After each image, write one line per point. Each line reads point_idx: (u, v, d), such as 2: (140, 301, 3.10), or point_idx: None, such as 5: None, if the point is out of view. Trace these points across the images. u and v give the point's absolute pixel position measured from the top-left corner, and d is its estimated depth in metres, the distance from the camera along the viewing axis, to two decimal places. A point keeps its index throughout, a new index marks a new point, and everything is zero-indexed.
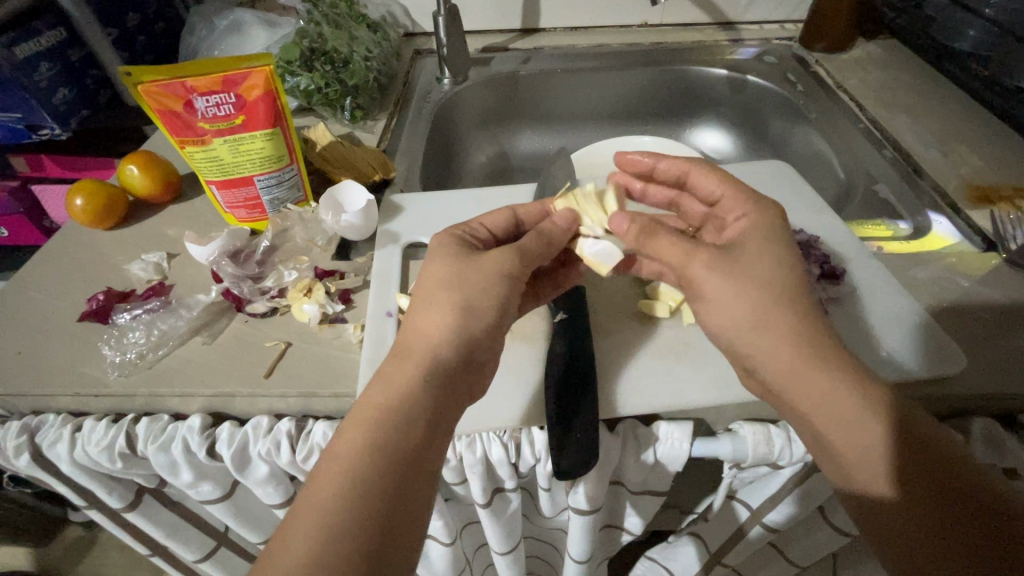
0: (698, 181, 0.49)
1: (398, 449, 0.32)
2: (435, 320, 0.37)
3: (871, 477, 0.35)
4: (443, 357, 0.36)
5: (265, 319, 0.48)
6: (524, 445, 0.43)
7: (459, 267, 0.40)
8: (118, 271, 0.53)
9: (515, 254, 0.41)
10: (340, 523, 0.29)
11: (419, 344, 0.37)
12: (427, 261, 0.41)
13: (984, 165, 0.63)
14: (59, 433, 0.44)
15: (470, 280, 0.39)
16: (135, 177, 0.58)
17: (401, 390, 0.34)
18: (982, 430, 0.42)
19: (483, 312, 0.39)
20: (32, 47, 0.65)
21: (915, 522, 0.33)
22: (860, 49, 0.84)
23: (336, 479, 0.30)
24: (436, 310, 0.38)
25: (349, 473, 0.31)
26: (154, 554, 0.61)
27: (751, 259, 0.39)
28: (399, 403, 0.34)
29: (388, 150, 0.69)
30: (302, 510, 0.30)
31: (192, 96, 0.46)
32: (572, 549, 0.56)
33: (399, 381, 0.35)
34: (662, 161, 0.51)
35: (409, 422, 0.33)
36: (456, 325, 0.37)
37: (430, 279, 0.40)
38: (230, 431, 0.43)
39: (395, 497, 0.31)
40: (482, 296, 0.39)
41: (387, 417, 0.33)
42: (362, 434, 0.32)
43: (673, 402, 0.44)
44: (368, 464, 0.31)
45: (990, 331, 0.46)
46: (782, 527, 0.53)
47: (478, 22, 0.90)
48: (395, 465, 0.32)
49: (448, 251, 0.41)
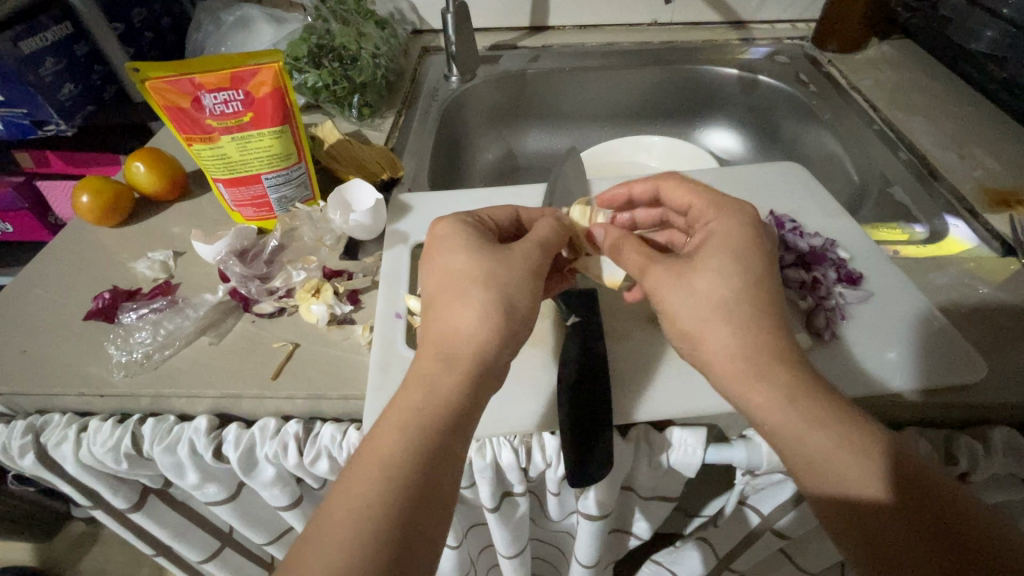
0: (670, 193, 0.48)
1: (428, 450, 0.31)
2: (455, 312, 0.37)
3: (864, 478, 0.33)
4: (463, 351, 0.35)
5: (273, 319, 0.48)
6: (535, 450, 0.43)
7: (476, 259, 0.39)
8: (125, 270, 0.53)
9: (534, 252, 0.41)
10: (369, 529, 0.28)
11: (442, 339, 0.36)
12: (440, 251, 0.40)
13: (1000, 167, 0.62)
14: (64, 434, 0.43)
15: (494, 274, 0.38)
16: (140, 174, 0.57)
17: (428, 386, 0.34)
18: (1002, 439, 0.41)
19: (511, 304, 0.37)
20: (38, 41, 0.64)
21: (899, 529, 0.32)
22: (874, 48, 0.83)
23: (366, 482, 0.30)
24: (469, 306, 0.37)
25: (380, 477, 0.30)
26: (158, 553, 0.60)
27: (719, 271, 0.39)
28: (427, 401, 0.33)
29: (396, 148, 0.68)
30: (330, 513, 0.29)
31: (200, 93, 0.45)
32: (579, 553, 0.55)
33: (425, 377, 0.34)
34: (634, 184, 0.51)
35: (438, 422, 0.33)
36: (480, 316, 0.36)
37: (445, 272, 0.39)
38: (237, 433, 0.43)
39: (423, 495, 0.30)
40: (509, 288, 0.38)
41: (418, 418, 0.32)
42: (393, 436, 0.32)
43: (687, 409, 0.43)
44: (398, 467, 0.30)
45: (1011, 338, 0.46)
46: (792, 534, 0.52)
47: (486, 19, 0.89)
48: (425, 464, 0.31)
49: (460, 242, 0.40)
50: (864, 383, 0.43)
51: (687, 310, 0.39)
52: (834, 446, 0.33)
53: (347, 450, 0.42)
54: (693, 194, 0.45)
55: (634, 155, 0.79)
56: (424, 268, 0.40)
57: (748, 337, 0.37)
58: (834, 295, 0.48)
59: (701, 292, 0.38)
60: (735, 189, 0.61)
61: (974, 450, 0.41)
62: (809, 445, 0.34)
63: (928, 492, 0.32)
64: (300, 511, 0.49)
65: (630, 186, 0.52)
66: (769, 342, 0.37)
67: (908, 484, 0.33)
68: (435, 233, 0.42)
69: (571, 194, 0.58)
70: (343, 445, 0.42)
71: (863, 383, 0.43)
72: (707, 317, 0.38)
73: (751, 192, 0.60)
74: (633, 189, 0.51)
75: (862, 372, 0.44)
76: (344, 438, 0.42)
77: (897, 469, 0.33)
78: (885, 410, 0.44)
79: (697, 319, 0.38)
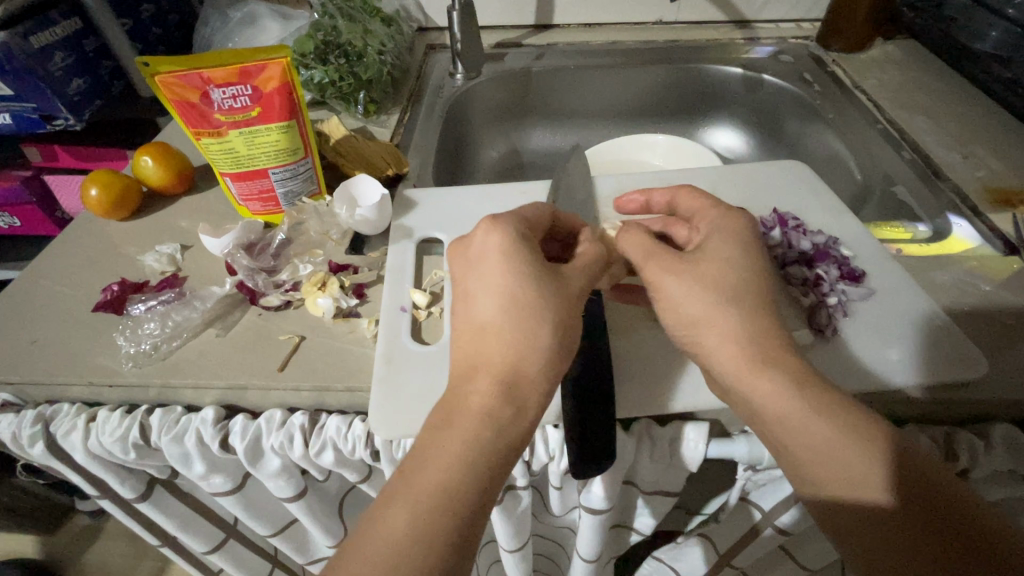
0: (683, 202, 0.50)
1: (486, 488, 0.31)
2: (519, 345, 0.35)
3: (868, 484, 0.33)
4: (522, 378, 0.35)
5: (280, 312, 0.48)
6: (539, 443, 0.43)
7: (540, 286, 0.37)
8: (134, 262, 0.53)
9: (581, 268, 0.41)
10: (429, 547, 0.29)
11: (511, 375, 0.35)
12: (503, 270, 0.37)
13: (1004, 167, 0.62)
14: (74, 423, 0.44)
15: (560, 307, 0.37)
16: (149, 168, 0.58)
17: (499, 427, 0.33)
18: (1003, 437, 0.42)
19: (570, 343, 0.37)
20: (47, 37, 0.64)
21: (901, 530, 0.32)
22: (879, 49, 0.83)
23: (431, 507, 0.30)
24: (526, 334, 0.36)
25: (444, 511, 0.30)
26: (164, 544, 0.61)
27: (720, 267, 0.40)
28: (494, 437, 0.33)
29: (401, 144, 0.69)
30: (392, 532, 0.29)
31: (209, 88, 0.46)
32: (580, 548, 0.56)
33: (490, 411, 0.33)
34: (653, 193, 0.53)
35: (496, 462, 0.32)
36: (547, 359, 0.36)
37: (505, 288, 0.37)
38: (243, 424, 0.43)
39: (478, 514, 0.31)
40: (566, 314, 0.37)
41: (480, 454, 0.32)
42: (460, 471, 0.31)
43: (687, 403, 0.43)
44: (461, 503, 0.30)
45: (1013, 336, 0.46)
46: (793, 532, 0.53)
47: (491, 17, 0.89)
48: (482, 487, 0.31)
49: (529, 265, 0.38)
50: (866, 379, 0.43)
51: (685, 303, 0.39)
52: (836, 439, 0.34)
53: (353, 441, 0.43)
54: (706, 199, 0.47)
55: (635, 154, 0.80)
56: (479, 283, 0.38)
57: (740, 332, 0.37)
58: (836, 291, 0.48)
59: (704, 284, 0.39)
60: (736, 188, 0.61)
61: (976, 447, 0.41)
62: (819, 433, 0.34)
63: (935, 497, 0.32)
64: (304, 503, 0.49)
65: (650, 196, 0.53)
66: (770, 340, 0.37)
67: (913, 488, 0.33)
68: (499, 243, 0.39)
69: (575, 191, 0.58)
70: (349, 437, 0.43)
71: (865, 379, 0.43)
72: (706, 312, 0.38)
73: (753, 190, 0.60)
74: (652, 197, 0.53)
75: (864, 370, 0.44)
76: (351, 430, 0.43)
77: (907, 474, 0.33)
78: (889, 407, 0.44)
79: (692, 312, 0.39)
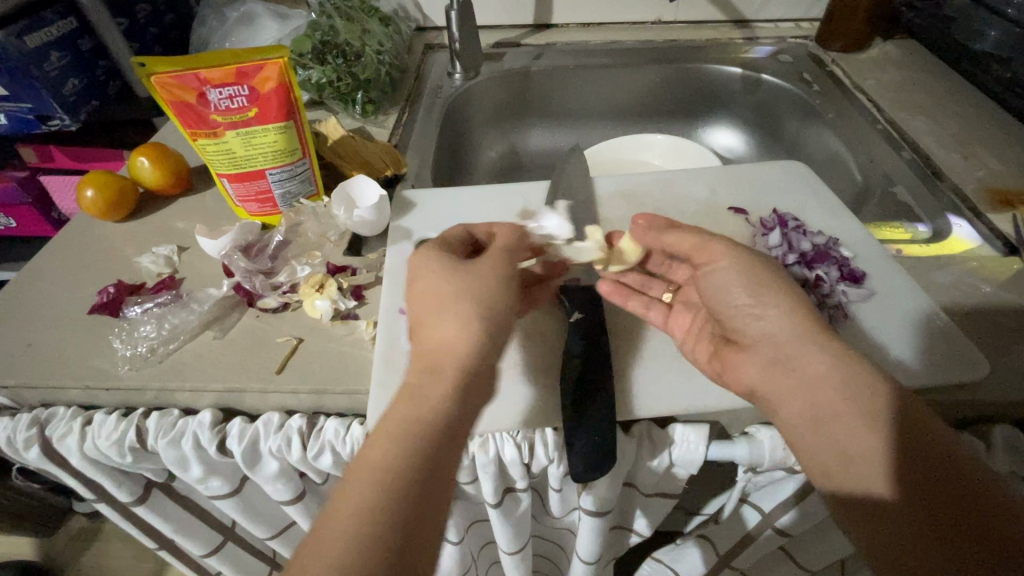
0: None
1: (424, 464, 0.31)
2: (442, 331, 0.36)
3: (869, 475, 0.34)
4: (448, 356, 0.35)
5: (278, 314, 0.48)
6: (538, 446, 0.43)
7: (456, 278, 0.39)
8: (130, 263, 0.53)
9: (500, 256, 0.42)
10: (367, 530, 0.28)
11: (435, 360, 0.35)
12: (422, 274, 0.40)
13: (1003, 167, 0.62)
14: (69, 426, 0.44)
15: (478, 293, 0.38)
16: (146, 170, 0.57)
17: (427, 404, 0.33)
18: (1004, 439, 0.42)
19: (498, 323, 0.38)
20: (42, 37, 0.64)
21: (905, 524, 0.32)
22: (878, 48, 0.82)
23: (367, 493, 0.29)
24: (448, 318, 0.36)
25: (380, 490, 0.29)
26: (160, 547, 0.60)
27: (764, 257, 0.44)
28: (423, 414, 0.32)
29: (399, 144, 0.69)
30: (332, 524, 0.28)
31: (206, 88, 0.46)
32: (580, 550, 0.55)
33: (417, 393, 0.33)
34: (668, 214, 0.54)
35: (433, 439, 0.32)
36: (473, 337, 0.36)
37: (424, 290, 0.39)
38: (241, 426, 0.43)
39: (419, 494, 0.30)
40: (486, 297, 0.38)
41: (412, 429, 0.32)
42: (391, 452, 0.31)
43: (688, 404, 0.43)
44: (398, 483, 0.29)
45: (1013, 337, 0.46)
46: (793, 533, 0.52)
47: (490, 17, 0.89)
48: (420, 465, 0.30)
49: (443, 264, 0.40)
50: None
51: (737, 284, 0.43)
52: None
53: (350, 445, 0.42)
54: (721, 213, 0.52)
55: (634, 154, 0.79)
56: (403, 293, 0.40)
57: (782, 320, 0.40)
58: (837, 293, 0.48)
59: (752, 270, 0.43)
60: (737, 188, 0.60)
61: (976, 448, 0.41)
62: None
63: (939, 493, 0.32)
64: (303, 506, 0.49)
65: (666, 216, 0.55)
66: None
67: (915, 484, 0.33)
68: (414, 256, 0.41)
69: (574, 192, 0.58)
70: (346, 441, 0.42)
71: None
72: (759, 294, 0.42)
73: (753, 190, 0.60)
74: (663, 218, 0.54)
75: None
76: (347, 433, 0.42)
77: (908, 469, 0.33)
78: None
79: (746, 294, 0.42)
